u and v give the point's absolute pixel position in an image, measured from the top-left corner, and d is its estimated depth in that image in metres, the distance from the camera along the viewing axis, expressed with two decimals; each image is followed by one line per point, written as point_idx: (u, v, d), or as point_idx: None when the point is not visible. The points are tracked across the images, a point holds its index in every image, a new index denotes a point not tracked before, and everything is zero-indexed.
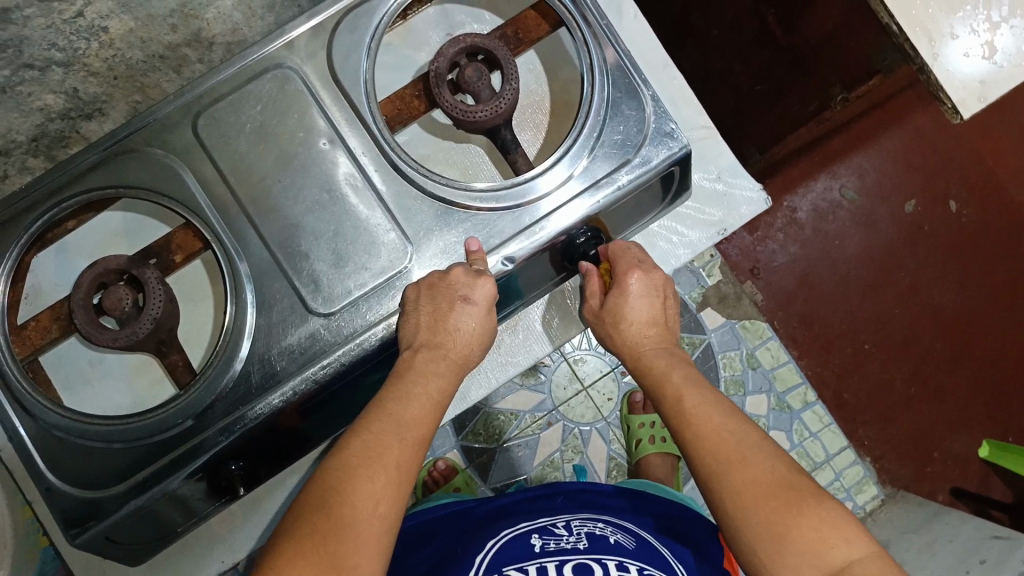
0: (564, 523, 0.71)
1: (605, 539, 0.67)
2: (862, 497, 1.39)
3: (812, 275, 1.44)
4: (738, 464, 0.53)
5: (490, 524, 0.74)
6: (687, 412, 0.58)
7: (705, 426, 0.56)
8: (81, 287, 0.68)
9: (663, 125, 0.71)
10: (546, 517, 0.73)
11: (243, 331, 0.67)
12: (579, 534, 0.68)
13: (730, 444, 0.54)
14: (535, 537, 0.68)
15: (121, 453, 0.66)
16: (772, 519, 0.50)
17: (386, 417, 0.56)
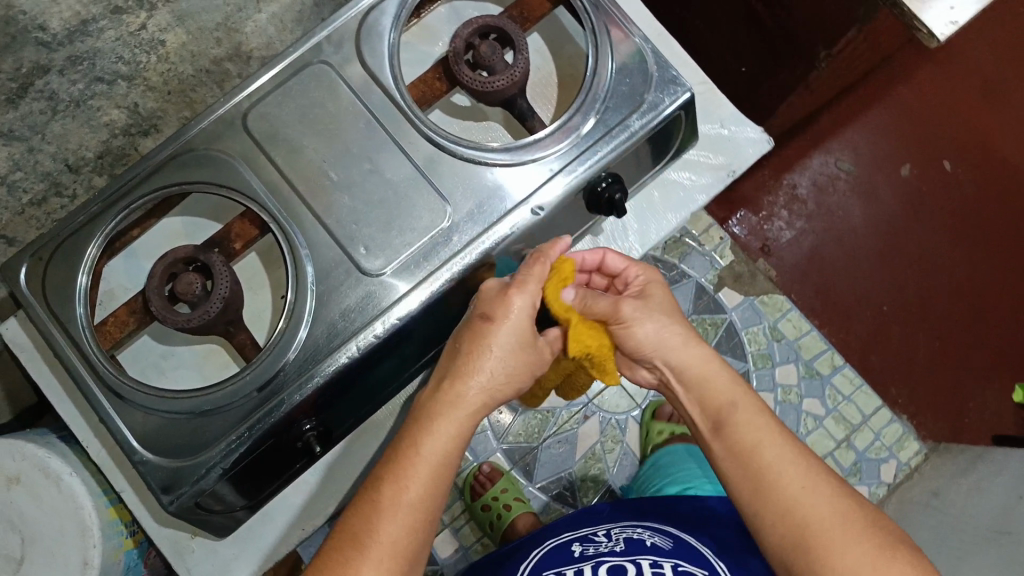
0: (602, 532, 0.84)
1: (642, 541, 0.78)
2: (905, 454, 1.40)
3: (821, 247, 1.49)
4: (763, 451, 0.62)
5: (540, 543, 0.88)
6: (728, 407, 0.65)
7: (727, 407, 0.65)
8: (154, 276, 0.73)
9: (666, 73, 0.78)
10: (590, 528, 0.88)
11: (306, 294, 0.73)
12: (616, 539, 0.80)
13: (754, 433, 0.63)
14: (579, 545, 0.82)
15: (205, 422, 0.71)
16: (782, 500, 0.60)
17: (416, 457, 0.61)
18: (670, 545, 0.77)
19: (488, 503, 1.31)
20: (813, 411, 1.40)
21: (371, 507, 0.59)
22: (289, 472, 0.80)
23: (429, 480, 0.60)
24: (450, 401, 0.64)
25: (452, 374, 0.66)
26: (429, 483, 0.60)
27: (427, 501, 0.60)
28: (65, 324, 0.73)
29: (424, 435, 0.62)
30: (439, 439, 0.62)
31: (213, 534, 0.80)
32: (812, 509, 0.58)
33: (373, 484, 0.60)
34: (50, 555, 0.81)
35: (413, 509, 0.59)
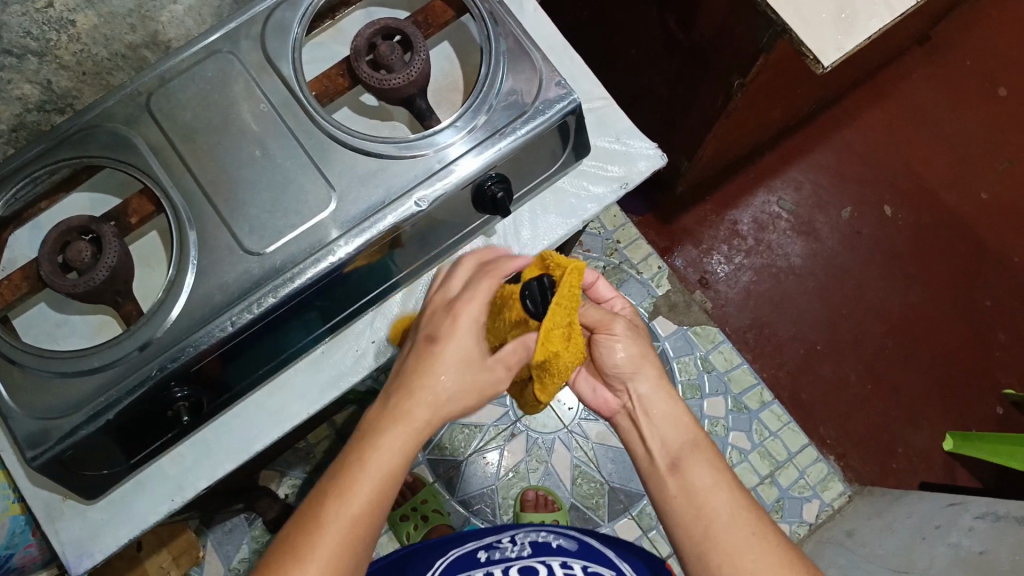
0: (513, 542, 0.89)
1: (548, 544, 0.87)
2: (829, 494, 1.39)
3: (758, 284, 1.51)
4: (716, 494, 0.67)
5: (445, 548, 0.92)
6: (676, 444, 0.72)
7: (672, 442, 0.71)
8: (46, 243, 0.76)
9: (554, 84, 0.82)
10: (494, 537, 0.93)
11: (188, 266, 0.76)
12: (524, 544, 0.88)
13: (706, 477, 0.68)
14: (489, 551, 0.89)
15: (76, 383, 0.74)
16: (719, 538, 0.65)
17: (359, 474, 0.62)
18: (573, 546, 0.87)
19: (406, 512, 1.35)
20: (739, 444, 1.40)
21: (322, 513, 0.60)
22: (164, 443, 0.82)
23: (364, 496, 0.62)
24: (392, 420, 0.66)
25: (407, 393, 0.67)
26: (373, 498, 0.62)
27: (360, 519, 0.61)
28: None
29: (369, 451, 0.64)
30: (381, 458, 0.64)
31: (85, 497, 0.81)
32: (756, 553, 0.64)
33: (320, 497, 0.62)
34: None
35: (351, 521, 0.61)
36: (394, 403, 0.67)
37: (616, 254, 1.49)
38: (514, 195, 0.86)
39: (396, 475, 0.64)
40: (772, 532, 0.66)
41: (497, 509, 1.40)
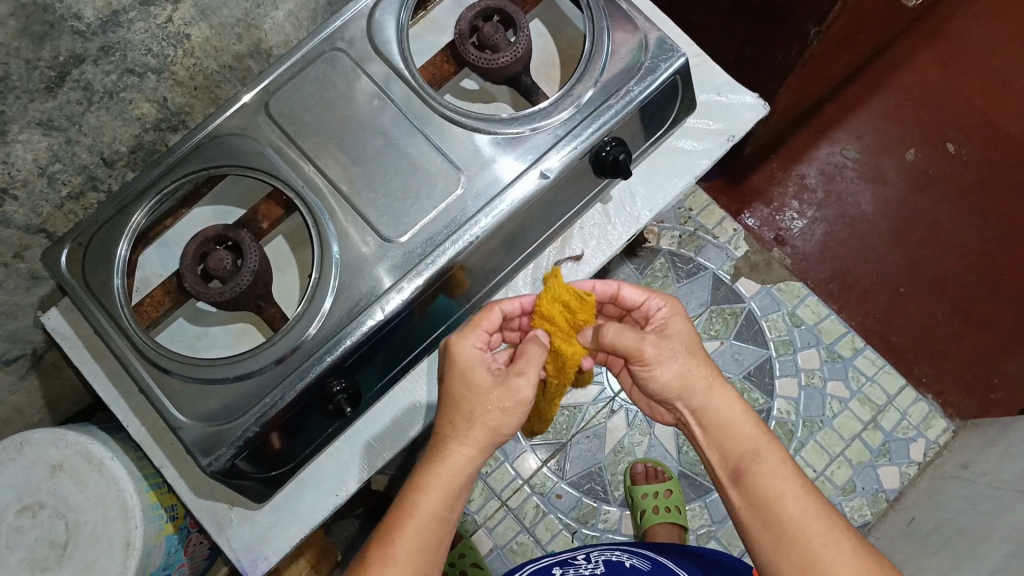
0: (583, 557, 0.94)
1: (621, 564, 0.89)
2: (932, 432, 1.40)
3: (833, 236, 1.51)
4: (787, 504, 0.64)
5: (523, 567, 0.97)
6: (735, 441, 0.68)
7: (728, 442, 0.69)
8: (187, 254, 0.77)
9: (663, 43, 0.82)
10: (570, 554, 0.96)
11: (330, 264, 0.76)
12: (596, 562, 0.91)
13: (774, 484, 0.65)
14: (560, 567, 0.91)
15: (239, 385, 0.74)
16: (784, 543, 0.63)
17: (410, 515, 0.61)
18: (646, 565, 0.89)
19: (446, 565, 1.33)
20: (839, 394, 1.42)
21: (380, 555, 0.59)
22: (319, 439, 0.83)
23: (421, 534, 0.61)
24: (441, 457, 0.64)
25: (448, 436, 0.65)
26: (422, 541, 0.61)
27: (418, 553, 0.60)
28: (106, 305, 0.77)
29: (420, 488, 0.63)
30: (431, 495, 0.62)
31: (252, 501, 0.83)
32: (833, 563, 0.61)
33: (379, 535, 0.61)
34: (93, 539, 0.83)
35: (411, 562, 0.60)
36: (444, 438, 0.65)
37: (691, 222, 1.51)
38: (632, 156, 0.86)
39: (450, 510, 0.63)
40: (849, 539, 0.63)
41: (608, 487, 1.41)
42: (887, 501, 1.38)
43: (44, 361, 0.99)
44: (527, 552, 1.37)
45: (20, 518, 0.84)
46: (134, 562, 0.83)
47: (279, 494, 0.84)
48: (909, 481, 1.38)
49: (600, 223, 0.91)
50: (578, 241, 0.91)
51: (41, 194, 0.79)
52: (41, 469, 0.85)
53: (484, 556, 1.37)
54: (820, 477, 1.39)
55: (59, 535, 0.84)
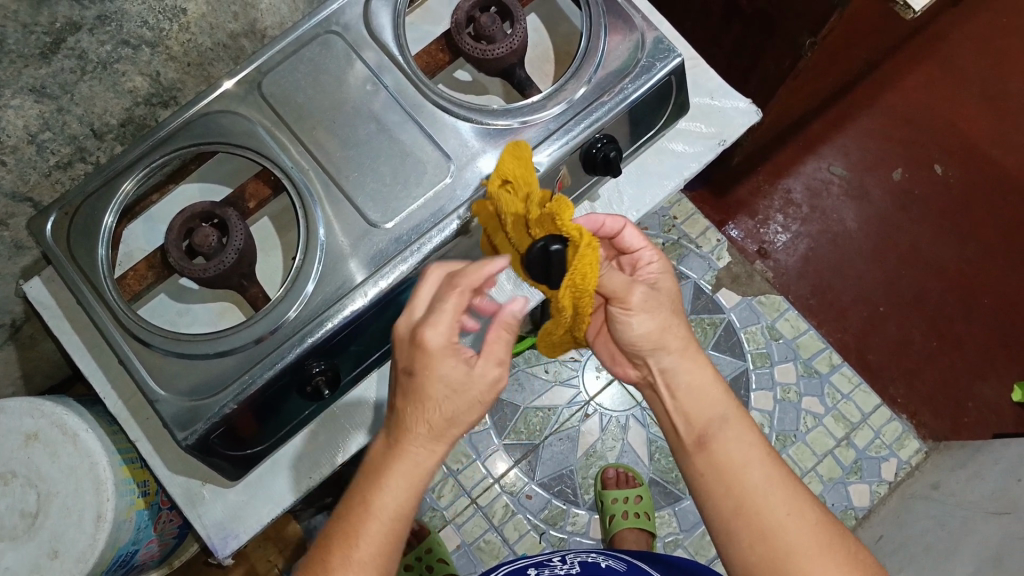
0: (559, 558, 0.95)
1: (597, 564, 0.89)
2: (905, 452, 1.42)
3: (815, 250, 1.54)
4: (751, 472, 0.64)
5: (496, 567, 0.96)
6: (702, 408, 0.68)
7: (696, 409, 0.68)
8: (173, 230, 0.77)
9: (659, 43, 0.83)
10: (549, 556, 0.96)
11: (315, 246, 0.76)
12: (572, 562, 0.92)
13: (742, 452, 0.65)
14: (535, 569, 0.92)
15: (219, 362, 0.74)
16: (745, 509, 0.63)
17: (368, 512, 0.58)
18: (621, 565, 0.89)
19: (411, 562, 1.33)
20: (813, 409, 1.45)
21: (336, 565, 0.57)
22: (296, 420, 0.82)
23: (378, 537, 0.58)
24: (402, 451, 0.60)
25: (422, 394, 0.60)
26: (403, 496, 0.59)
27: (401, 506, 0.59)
28: (88, 274, 0.76)
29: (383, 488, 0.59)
30: (418, 451, 0.60)
31: (226, 480, 0.82)
32: (793, 530, 0.61)
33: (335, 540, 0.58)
34: (64, 510, 0.83)
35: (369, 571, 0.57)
36: (405, 431, 0.61)
37: (674, 230, 1.52)
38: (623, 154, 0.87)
39: (413, 507, 0.60)
40: (810, 507, 0.63)
41: (578, 490, 1.42)
42: (855, 518, 1.40)
43: (21, 333, 1.00)
44: (494, 550, 1.37)
45: None
46: (103, 535, 0.83)
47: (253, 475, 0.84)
48: (879, 499, 1.40)
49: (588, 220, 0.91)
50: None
51: (31, 161, 0.79)
52: (14, 439, 0.85)
53: (451, 552, 1.37)
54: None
55: (29, 505, 0.84)
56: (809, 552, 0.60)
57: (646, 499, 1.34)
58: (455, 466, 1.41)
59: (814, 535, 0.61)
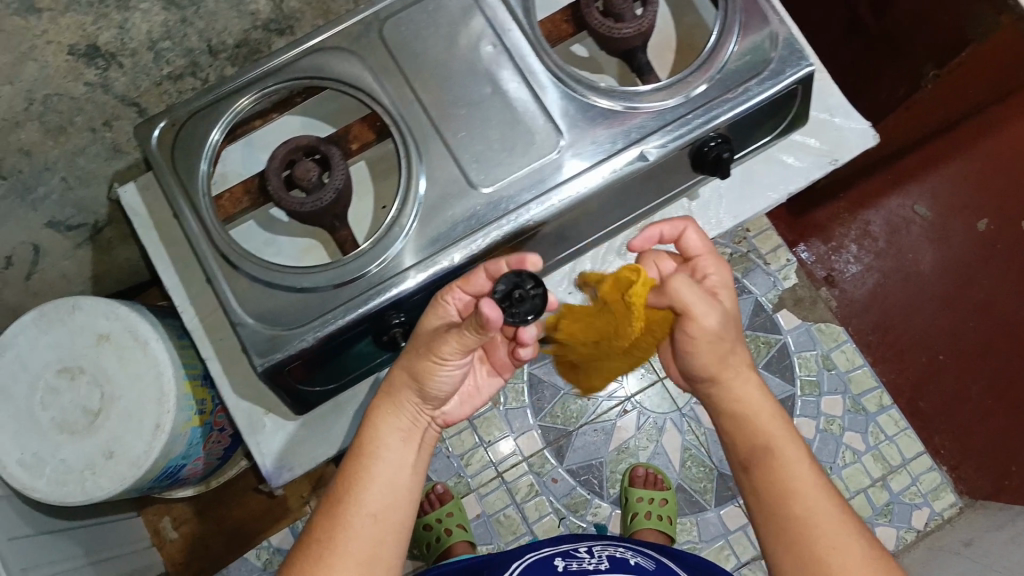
0: (584, 548, 0.92)
1: (625, 560, 0.88)
2: (939, 504, 1.41)
3: (884, 286, 1.51)
4: (798, 501, 0.68)
5: (518, 554, 0.93)
6: (757, 431, 0.72)
7: (756, 432, 0.72)
8: (276, 158, 0.78)
9: (791, 47, 0.80)
10: (575, 546, 0.93)
11: (415, 199, 0.76)
12: (599, 557, 0.88)
13: (792, 480, 0.69)
14: (561, 559, 0.89)
15: (305, 298, 0.75)
16: (793, 534, 0.67)
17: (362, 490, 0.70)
18: (651, 565, 0.88)
19: (431, 522, 1.35)
20: (854, 445, 1.43)
21: (341, 523, 0.69)
22: (366, 368, 0.83)
23: (368, 497, 0.70)
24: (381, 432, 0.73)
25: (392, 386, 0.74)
26: (384, 475, 0.71)
27: (383, 484, 0.71)
28: (188, 189, 0.77)
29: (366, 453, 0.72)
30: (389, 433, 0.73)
31: (290, 412, 0.83)
32: (837, 561, 0.65)
33: (336, 502, 0.70)
34: (125, 414, 0.86)
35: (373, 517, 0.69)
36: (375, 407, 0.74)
37: (746, 243, 1.50)
38: (736, 151, 0.84)
39: (400, 470, 0.72)
40: (860, 536, 0.67)
41: (604, 483, 1.41)
42: None
43: (101, 236, 1.03)
44: (512, 526, 1.38)
45: (58, 379, 0.87)
46: (159, 444, 0.85)
47: (313, 413, 0.84)
48: (905, 545, 1.39)
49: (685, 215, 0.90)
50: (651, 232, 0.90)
51: (145, 69, 0.79)
52: (87, 336, 0.87)
53: (471, 520, 1.38)
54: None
55: (92, 403, 0.87)
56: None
57: (673, 503, 1.34)
58: (485, 438, 1.41)
59: (862, 567, 0.65)
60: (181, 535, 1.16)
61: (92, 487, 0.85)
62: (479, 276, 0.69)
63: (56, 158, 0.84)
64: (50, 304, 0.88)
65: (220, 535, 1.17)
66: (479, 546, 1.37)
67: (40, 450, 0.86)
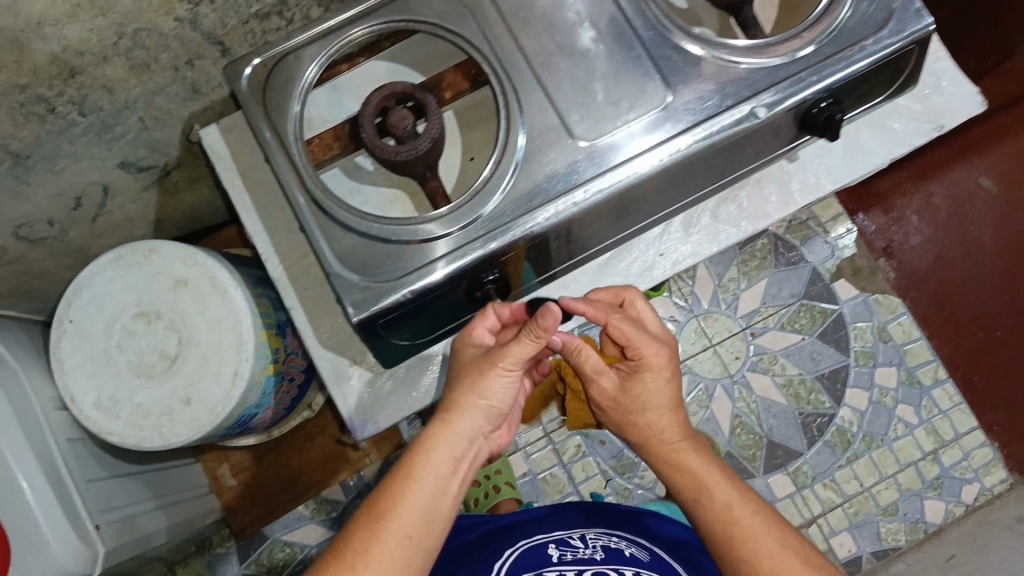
0: (578, 537, 0.85)
1: (620, 551, 0.80)
2: (990, 480, 1.40)
3: (944, 259, 1.48)
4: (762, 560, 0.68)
5: (508, 540, 0.86)
6: (709, 494, 0.73)
7: (716, 498, 0.72)
8: (369, 104, 0.75)
9: (909, 5, 0.77)
10: (564, 533, 0.86)
11: (514, 151, 0.74)
12: (593, 546, 0.81)
13: (755, 538, 0.69)
14: (554, 548, 0.81)
15: (398, 250, 0.73)
16: None
17: (395, 513, 0.64)
18: (646, 557, 0.80)
19: (480, 478, 1.34)
20: (907, 418, 1.41)
21: (376, 530, 0.63)
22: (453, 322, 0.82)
23: (401, 519, 0.64)
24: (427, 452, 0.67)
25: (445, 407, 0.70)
26: (429, 499, 0.65)
27: (423, 510, 0.65)
28: (281, 134, 0.75)
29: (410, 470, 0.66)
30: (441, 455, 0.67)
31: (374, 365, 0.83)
32: None
33: (371, 516, 0.64)
34: (203, 360, 0.85)
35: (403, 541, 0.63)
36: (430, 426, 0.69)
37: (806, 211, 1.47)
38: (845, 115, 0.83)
39: (441, 499, 0.66)
40: None
41: None
42: (923, 533, 1.38)
43: (169, 179, 1.00)
44: (559, 486, 1.36)
45: (135, 322, 0.86)
46: (237, 392, 0.84)
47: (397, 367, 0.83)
48: (954, 519, 1.38)
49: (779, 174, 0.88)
50: (747, 193, 0.89)
51: (235, 5, 0.76)
52: (164, 281, 0.86)
53: (517, 478, 1.37)
54: (864, 493, 1.40)
55: (170, 347, 0.85)
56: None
57: None
58: None
59: None
60: (240, 482, 1.16)
61: (169, 433, 0.84)
62: (494, 312, 0.75)
63: (137, 97, 0.81)
64: (126, 247, 0.87)
65: (281, 485, 1.17)
66: (526, 504, 1.36)
67: (116, 393, 0.85)
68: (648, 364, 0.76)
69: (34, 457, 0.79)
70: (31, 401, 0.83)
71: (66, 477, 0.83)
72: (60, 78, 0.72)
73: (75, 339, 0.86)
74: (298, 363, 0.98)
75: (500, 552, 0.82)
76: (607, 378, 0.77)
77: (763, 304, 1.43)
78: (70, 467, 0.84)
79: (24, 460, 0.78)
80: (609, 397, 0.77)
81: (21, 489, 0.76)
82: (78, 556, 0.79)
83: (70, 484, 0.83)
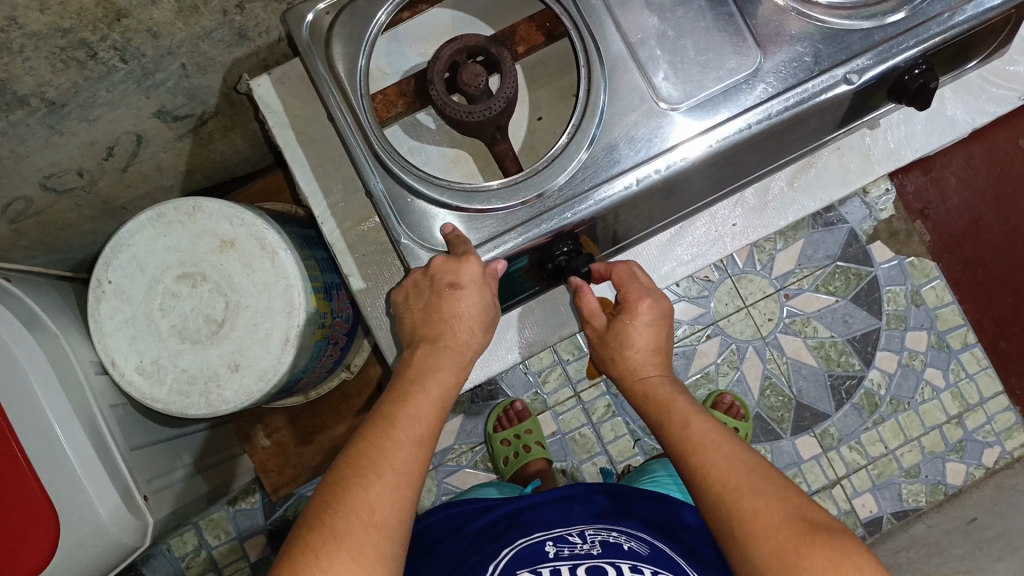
0: (578, 532, 0.77)
1: (618, 546, 0.73)
2: (1011, 443, 1.30)
3: (981, 220, 1.33)
4: (761, 519, 0.58)
5: (501, 534, 0.80)
6: (701, 447, 0.64)
7: (716, 455, 0.63)
8: (439, 59, 0.69)
9: None
10: (561, 528, 0.79)
11: (594, 113, 0.70)
12: (593, 541, 0.74)
13: (757, 495, 0.60)
14: (552, 544, 0.74)
15: (470, 220, 0.71)
16: (788, 550, 0.56)
17: (385, 452, 0.61)
18: (646, 550, 0.73)
19: (508, 437, 1.24)
20: (934, 382, 1.31)
21: (364, 468, 0.60)
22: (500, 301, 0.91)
23: (389, 455, 0.61)
24: (416, 387, 0.65)
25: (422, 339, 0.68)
26: (416, 435, 0.63)
27: (414, 448, 0.62)
28: (348, 91, 0.71)
29: (422, 376, 0.66)
30: (430, 387, 0.65)
31: None
32: None
33: (385, 423, 0.63)
34: (252, 326, 0.80)
35: (412, 448, 0.62)
36: (421, 355, 0.67)
37: None
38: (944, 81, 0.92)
39: (425, 439, 0.63)
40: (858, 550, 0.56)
41: None
42: (944, 495, 1.29)
43: (203, 128, 0.95)
44: (587, 445, 1.28)
45: (178, 284, 0.81)
46: (289, 359, 0.80)
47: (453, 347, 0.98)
48: (974, 482, 1.29)
49: (845, 150, 1.00)
50: (825, 162, 0.99)
51: None
52: (209, 241, 0.81)
53: (546, 437, 1.29)
54: (888, 455, 1.31)
55: (216, 311, 0.81)
56: (767, 554, 0.57)
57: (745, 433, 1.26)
58: (565, 356, 1.29)
59: None
60: (273, 442, 1.15)
61: (216, 400, 0.80)
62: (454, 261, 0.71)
63: (181, 42, 0.75)
64: (168, 204, 0.82)
65: (310, 447, 1.15)
66: (554, 464, 1.28)
67: (160, 357, 0.81)
68: (633, 307, 0.73)
69: (83, 428, 0.76)
70: (71, 364, 0.80)
71: (115, 451, 0.80)
72: (106, 20, 0.66)
73: (114, 300, 0.81)
74: (342, 326, 0.94)
75: (490, 552, 0.75)
76: (601, 317, 0.75)
77: (798, 264, 1.33)
78: (116, 437, 0.81)
79: (71, 429, 0.75)
80: (600, 336, 0.75)
81: (70, 460, 0.74)
82: (130, 528, 0.78)
83: (118, 458, 0.80)
